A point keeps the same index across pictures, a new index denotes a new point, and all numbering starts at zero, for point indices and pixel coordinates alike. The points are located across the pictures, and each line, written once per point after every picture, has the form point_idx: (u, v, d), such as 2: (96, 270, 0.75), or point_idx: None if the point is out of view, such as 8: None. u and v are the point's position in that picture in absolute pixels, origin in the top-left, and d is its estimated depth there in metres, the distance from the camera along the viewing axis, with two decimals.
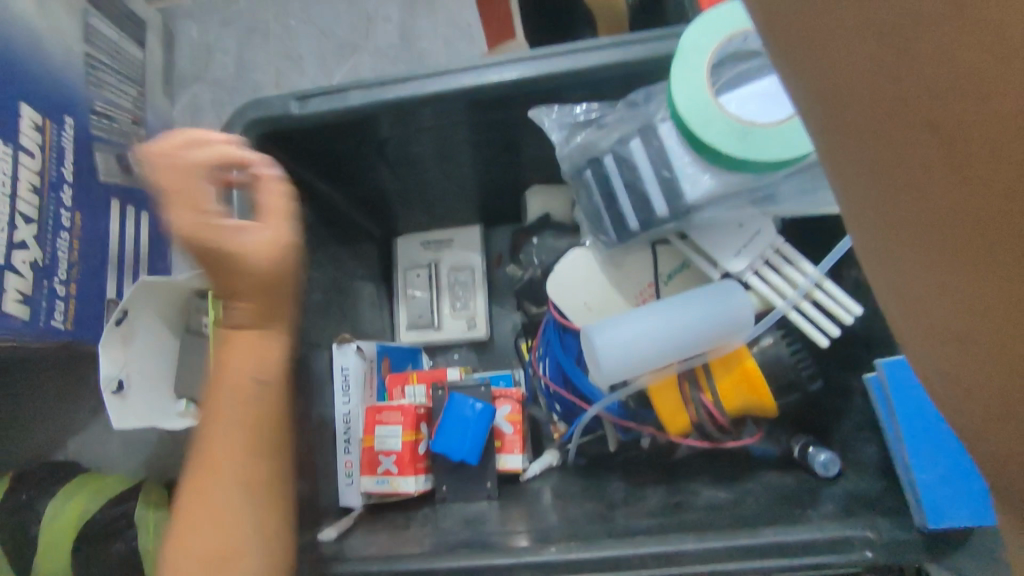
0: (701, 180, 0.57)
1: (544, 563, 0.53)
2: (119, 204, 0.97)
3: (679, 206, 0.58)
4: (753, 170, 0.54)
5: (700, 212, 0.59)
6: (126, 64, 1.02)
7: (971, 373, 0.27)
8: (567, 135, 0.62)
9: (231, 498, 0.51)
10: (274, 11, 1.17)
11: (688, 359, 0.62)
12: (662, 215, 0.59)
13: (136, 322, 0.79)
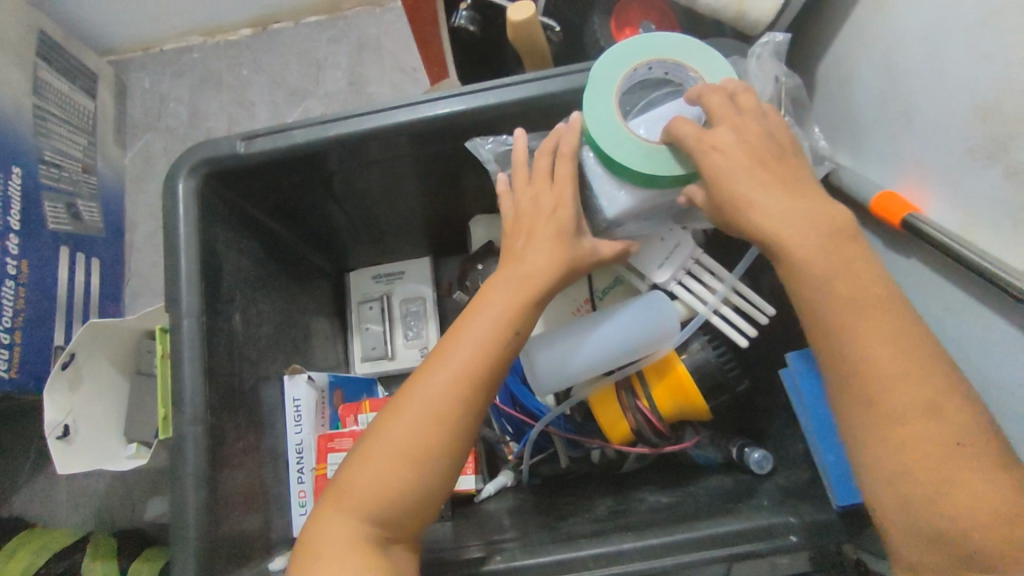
0: (616, 196, 0.58)
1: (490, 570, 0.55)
2: (68, 251, 0.98)
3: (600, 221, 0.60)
4: (664, 184, 0.55)
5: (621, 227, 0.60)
6: (76, 114, 1.04)
7: (926, 449, 0.43)
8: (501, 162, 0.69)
9: (385, 466, 0.50)
10: (225, 60, 1.21)
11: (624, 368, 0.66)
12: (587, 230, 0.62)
13: (83, 365, 0.79)
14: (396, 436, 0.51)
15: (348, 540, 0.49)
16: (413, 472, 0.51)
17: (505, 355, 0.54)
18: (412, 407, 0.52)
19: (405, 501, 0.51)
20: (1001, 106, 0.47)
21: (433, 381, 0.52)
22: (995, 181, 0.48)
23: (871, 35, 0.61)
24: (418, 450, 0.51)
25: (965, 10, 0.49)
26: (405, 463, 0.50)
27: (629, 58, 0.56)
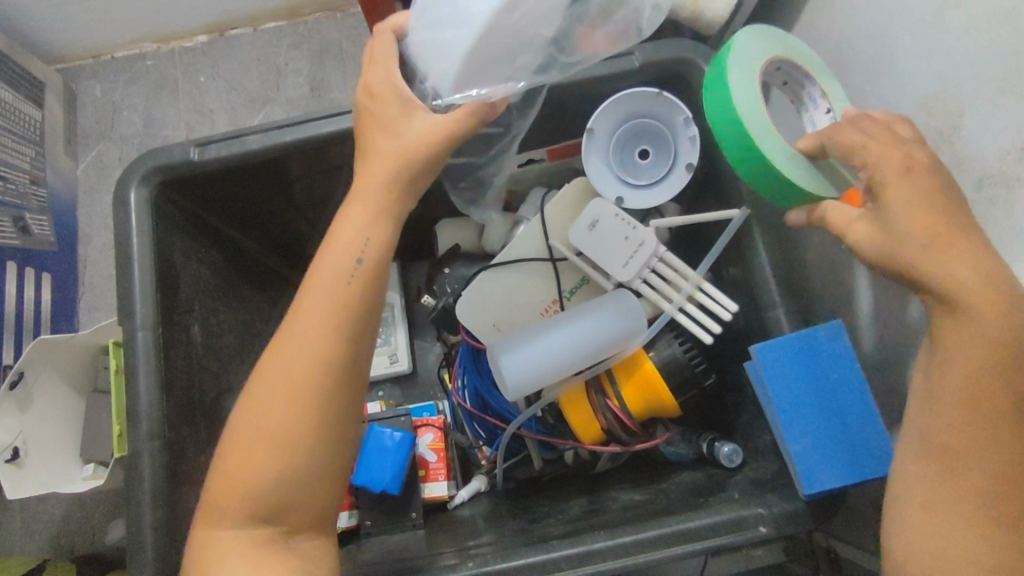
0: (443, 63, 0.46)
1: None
2: (16, 266, 0.94)
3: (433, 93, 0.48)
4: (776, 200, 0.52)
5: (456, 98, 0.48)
6: (22, 124, 1.00)
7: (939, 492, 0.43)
8: None
9: (246, 448, 0.48)
10: (181, 67, 1.18)
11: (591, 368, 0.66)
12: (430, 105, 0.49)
13: (32, 386, 0.76)
14: (253, 424, 0.48)
15: (233, 536, 0.47)
16: (278, 453, 0.47)
17: (352, 300, 0.48)
18: (262, 390, 0.48)
19: (269, 480, 0.47)
20: (946, 100, 0.48)
21: (282, 349, 0.48)
22: None
23: (822, 34, 0.62)
24: (278, 433, 0.47)
25: (908, 7, 0.51)
26: (269, 452, 0.47)
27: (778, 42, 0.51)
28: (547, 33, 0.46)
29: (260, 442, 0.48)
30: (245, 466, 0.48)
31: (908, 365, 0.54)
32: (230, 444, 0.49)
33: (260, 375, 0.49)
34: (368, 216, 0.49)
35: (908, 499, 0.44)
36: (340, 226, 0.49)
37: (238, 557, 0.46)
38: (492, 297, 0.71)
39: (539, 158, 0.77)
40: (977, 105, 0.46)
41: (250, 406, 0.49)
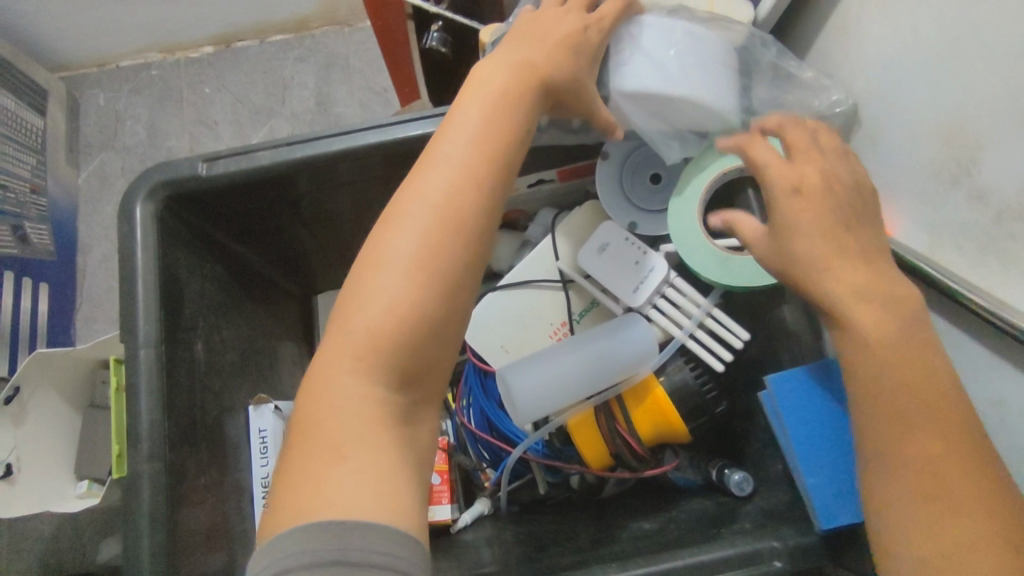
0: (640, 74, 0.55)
1: None
2: (12, 276, 0.92)
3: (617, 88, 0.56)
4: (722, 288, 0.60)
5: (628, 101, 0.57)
6: (23, 132, 0.99)
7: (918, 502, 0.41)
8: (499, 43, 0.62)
9: (389, 281, 0.42)
10: (187, 78, 1.17)
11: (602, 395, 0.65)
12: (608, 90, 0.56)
13: (28, 401, 0.74)
14: (392, 272, 0.42)
15: (355, 405, 0.40)
16: (422, 305, 0.42)
17: (507, 146, 0.46)
18: (407, 234, 0.43)
19: (413, 327, 0.42)
20: (963, 131, 0.48)
21: (434, 184, 0.44)
22: (959, 203, 0.49)
23: (836, 61, 0.62)
24: (427, 284, 0.42)
25: (924, 37, 0.51)
26: (413, 291, 0.42)
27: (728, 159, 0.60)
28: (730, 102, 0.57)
29: (404, 278, 0.42)
30: (380, 309, 0.41)
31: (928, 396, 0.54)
32: (356, 283, 0.42)
33: (397, 210, 0.44)
34: (527, 81, 0.49)
35: (901, 530, 0.41)
36: (479, 86, 0.48)
37: (352, 421, 0.40)
38: (501, 319, 0.70)
39: (548, 178, 0.74)
40: (994, 137, 0.45)
41: (390, 239, 0.43)
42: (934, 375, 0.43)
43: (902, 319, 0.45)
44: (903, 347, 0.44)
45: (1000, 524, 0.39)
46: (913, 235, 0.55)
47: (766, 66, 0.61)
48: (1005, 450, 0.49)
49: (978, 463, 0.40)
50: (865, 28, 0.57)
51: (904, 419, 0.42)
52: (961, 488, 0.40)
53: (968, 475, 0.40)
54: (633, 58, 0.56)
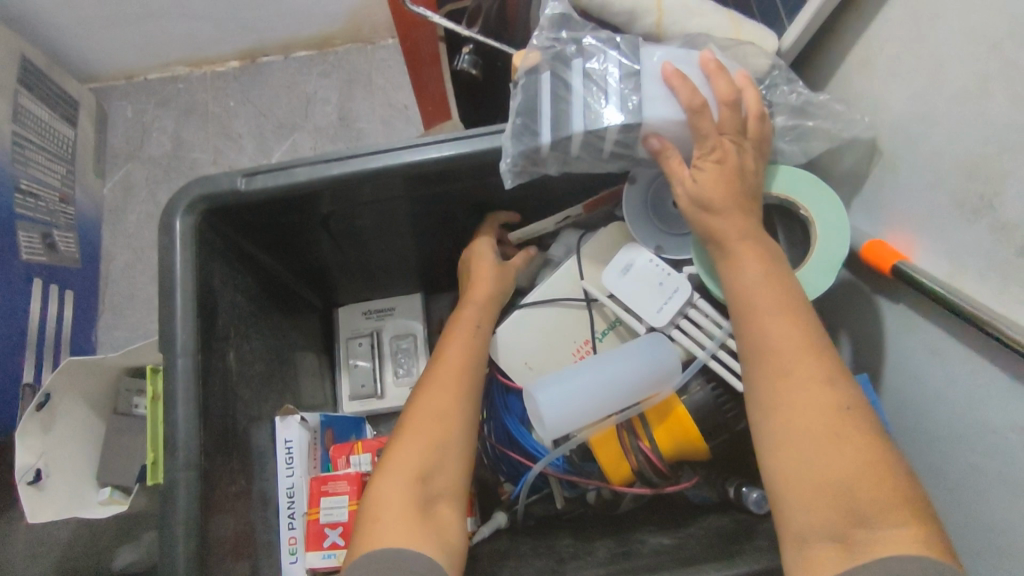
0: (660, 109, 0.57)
1: None
2: (41, 283, 0.94)
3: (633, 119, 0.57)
4: None
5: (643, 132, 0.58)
6: (55, 142, 1.01)
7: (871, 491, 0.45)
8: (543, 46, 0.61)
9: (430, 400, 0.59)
10: (212, 92, 1.19)
11: (625, 412, 0.66)
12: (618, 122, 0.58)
13: (57, 407, 0.75)
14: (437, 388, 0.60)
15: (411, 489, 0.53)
16: (454, 413, 0.58)
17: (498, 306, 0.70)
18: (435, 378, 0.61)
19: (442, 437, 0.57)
20: (987, 165, 0.50)
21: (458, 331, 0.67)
22: (981, 234, 0.51)
23: (858, 92, 0.64)
24: (465, 396, 0.60)
25: (949, 74, 0.53)
26: (442, 411, 0.58)
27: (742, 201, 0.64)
28: None
29: (439, 400, 0.59)
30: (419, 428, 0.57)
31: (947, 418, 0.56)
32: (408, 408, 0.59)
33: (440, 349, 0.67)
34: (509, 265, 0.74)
35: (792, 505, 0.46)
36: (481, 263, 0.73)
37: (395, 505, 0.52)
38: (526, 336, 0.72)
39: (575, 214, 0.76)
40: (1018, 173, 0.47)
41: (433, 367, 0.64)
42: (807, 359, 0.49)
43: (792, 319, 0.51)
44: (785, 335, 0.50)
45: (888, 479, 0.44)
46: (935, 263, 0.56)
47: (791, 96, 0.63)
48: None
49: (851, 425, 0.46)
50: (888, 62, 0.59)
51: (784, 397, 0.48)
52: (842, 449, 0.46)
53: (853, 440, 0.46)
54: (653, 91, 0.57)
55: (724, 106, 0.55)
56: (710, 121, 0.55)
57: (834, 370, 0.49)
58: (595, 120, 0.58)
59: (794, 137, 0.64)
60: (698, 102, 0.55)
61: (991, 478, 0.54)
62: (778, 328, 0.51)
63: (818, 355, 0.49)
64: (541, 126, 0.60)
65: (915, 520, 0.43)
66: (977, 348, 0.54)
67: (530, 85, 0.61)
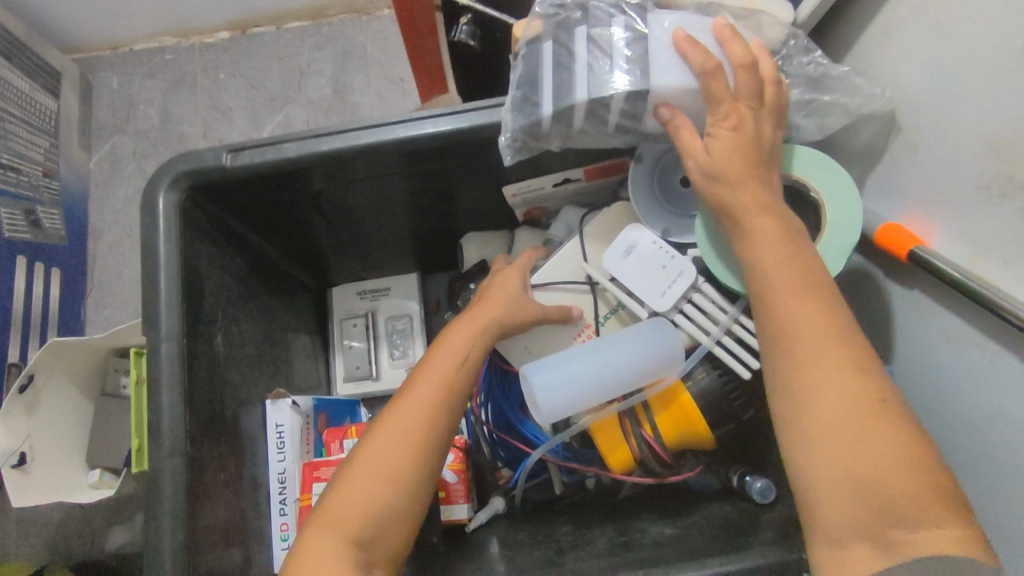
0: (670, 77, 0.53)
1: None
2: (25, 261, 0.91)
3: (642, 89, 0.54)
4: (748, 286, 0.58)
5: (654, 103, 0.54)
6: (37, 115, 0.98)
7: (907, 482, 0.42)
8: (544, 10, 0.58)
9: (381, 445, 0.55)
10: (202, 63, 1.15)
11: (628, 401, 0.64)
12: (623, 94, 0.54)
13: (42, 389, 0.73)
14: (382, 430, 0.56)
15: (373, 483, 0.54)
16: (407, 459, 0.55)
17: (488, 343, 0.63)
18: (431, 370, 0.59)
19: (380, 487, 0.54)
20: (1013, 144, 0.47)
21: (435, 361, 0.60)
22: (1005, 218, 0.49)
23: (877, 65, 0.61)
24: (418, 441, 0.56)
25: (977, 46, 0.50)
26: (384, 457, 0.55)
27: None
28: None
29: (392, 444, 0.55)
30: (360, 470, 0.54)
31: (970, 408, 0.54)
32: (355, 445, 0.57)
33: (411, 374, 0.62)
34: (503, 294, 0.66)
35: (824, 506, 0.44)
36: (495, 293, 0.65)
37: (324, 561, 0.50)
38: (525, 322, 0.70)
39: (575, 178, 0.73)
40: None
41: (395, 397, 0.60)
42: (832, 344, 0.46)
43: (812, 303, 0.48)
44: (805, 321, 0.47)
45: (924, 474, 0.42)
46: (954, 248, 0.54)
47: (807, 70, 0.60)
48: None
49: (881, 418, 0.44)
50: (912, 34, 0.56)
51: (810, 385, 0.46)
52: (874, 441, 0.43)
53: (886, 434, 0.43)
54: (664, 56, 0.54)
55: (739, 70, 0.52)
56: (724, 85, 0.52)
57: (862, 356, 0.46)
58: (600, 86, 0.55)
59: (809, 113, 0.60)
60: (711, 65, 0.52)
61: (1004, 471, 0.52)
62: (801, 312, 0.48)
63: (843, 340, 0.47)
64: (542, 97, 0.57)
65: (954, 516, 0.41)
66: (995, 336, 0.51)
67: (532, 54, 0.58)
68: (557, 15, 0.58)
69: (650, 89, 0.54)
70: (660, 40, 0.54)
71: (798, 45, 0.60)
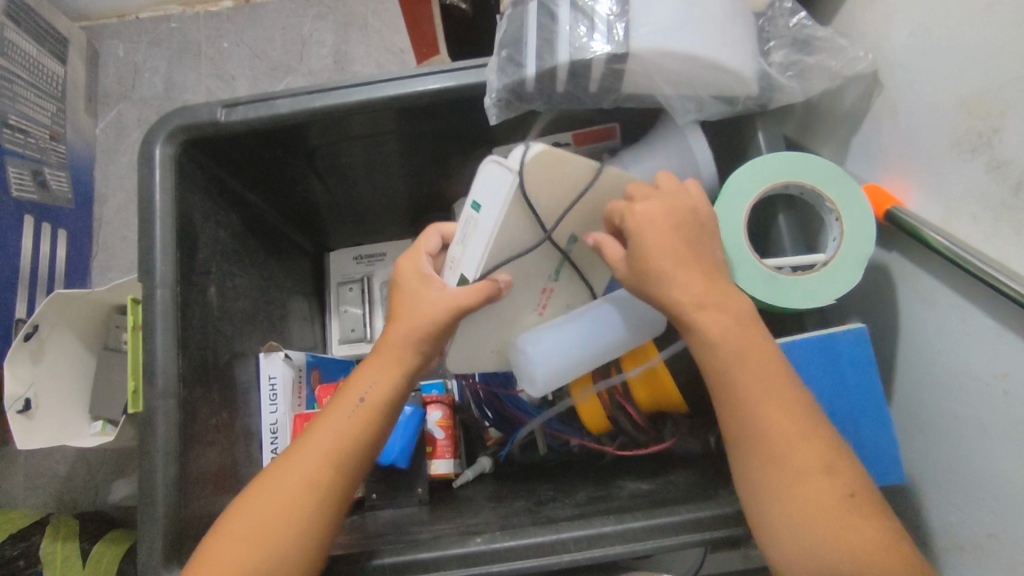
0: (650, 35, 0.54)
1: (463, 552, 0.55)
2: (32, 221, 0.94)
3: (622, 45, 0.54)
4: (776, 296, 0.57)
5: (635, 60, 0.55)
6: (45, 79, 1.00)
7: (830, 486, 0.47)
8: None
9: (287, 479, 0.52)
10: (205, 32, 1.17)
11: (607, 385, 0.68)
12: (603, 52, 0.55)
13: (46, 340, 0.76)
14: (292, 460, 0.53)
15: (275, 516, 0.51)
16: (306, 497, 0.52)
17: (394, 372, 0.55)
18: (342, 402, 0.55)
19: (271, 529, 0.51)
20: (988, 99, 0.47)
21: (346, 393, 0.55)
22: (977, 174, 0.49)
23: (861, 27, 0.61)
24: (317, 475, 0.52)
25: (956, 3, 0.50)
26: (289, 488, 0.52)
27: (763, 176, 0.58)
28: (746, 71, 0.56)
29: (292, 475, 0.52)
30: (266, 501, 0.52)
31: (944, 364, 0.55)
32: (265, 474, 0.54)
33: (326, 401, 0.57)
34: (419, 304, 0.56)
35: (765, 508, 0.47)
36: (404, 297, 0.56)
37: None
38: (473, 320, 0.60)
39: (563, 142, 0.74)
40: (1019, 106, 0.45)
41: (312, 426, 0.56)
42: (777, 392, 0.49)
43: (757, 365, 0.49)
44: (756, 360, 0.49)
45: (836, 474, 0.47)
46: (928, 207, 0.55)
47: (791, 31, 0.60)
48: (1004, 420, 0.49)
49: (810, 422, 0.48)
50: None
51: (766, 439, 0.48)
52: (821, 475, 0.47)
53: (809, 439, 0.48)
54: (644, 13, 0.54)
55: None
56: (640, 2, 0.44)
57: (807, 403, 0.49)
58: (581, 49, 0.56)
59: (794, 72, 0.60)
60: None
61: (968, 426, 0.53)
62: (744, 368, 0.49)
63: (789, 387, 0.49)
64: (526, 57, 0.58)
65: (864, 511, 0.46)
66: (966, 292, 0.52)
67: (517, 12, 0.59)
68: None
69: (630, 45, 0.54)
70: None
71: (783, 6, 0.61)
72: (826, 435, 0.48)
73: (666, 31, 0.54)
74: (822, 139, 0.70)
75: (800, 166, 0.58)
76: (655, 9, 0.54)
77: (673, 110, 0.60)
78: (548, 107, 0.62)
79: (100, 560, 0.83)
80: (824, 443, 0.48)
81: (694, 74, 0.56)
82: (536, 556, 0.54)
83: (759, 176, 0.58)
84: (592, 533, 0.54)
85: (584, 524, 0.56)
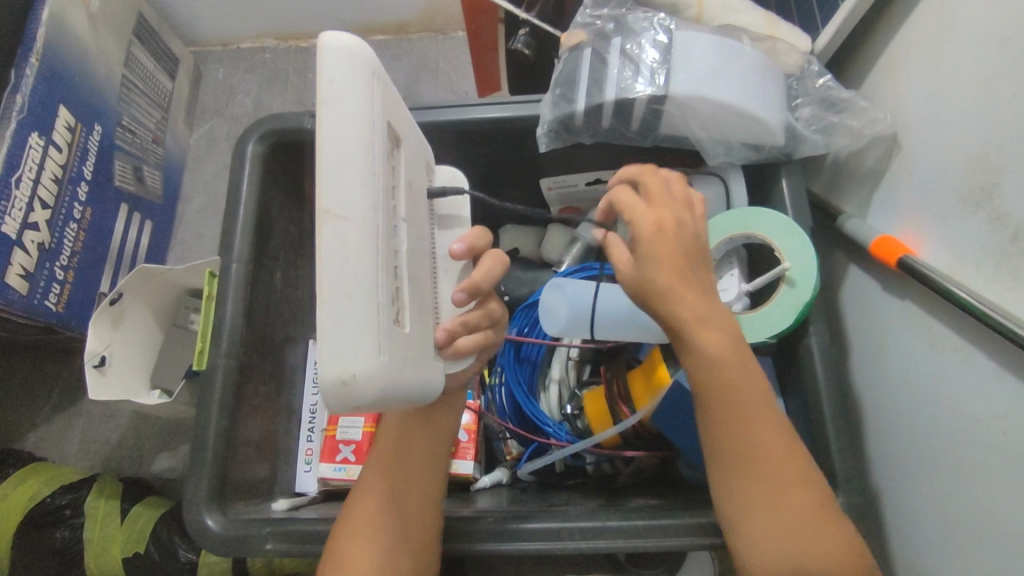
0: (687, 82, 0.62)
1: (473, 528, 0.60)
2: (126, 208, 1.06)
3: (661, 89, 0.62)
4: None
5: (674, 100, 0.62)
6: (155, 91, 1.15)
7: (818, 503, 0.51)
8: (588, 22, 0.68)
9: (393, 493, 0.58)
10: (295, 63, 1.31)
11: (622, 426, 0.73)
12: (643, 94, 0.63)
13: (127, 307, 0.85)
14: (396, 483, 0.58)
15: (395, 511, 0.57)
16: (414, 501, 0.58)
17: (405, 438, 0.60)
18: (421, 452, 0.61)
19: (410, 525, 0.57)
20: (990, 158, 0.53)
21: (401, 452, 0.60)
22: (979, 224, 0.54)
23: (883, 94, 0.67)
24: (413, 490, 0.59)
25: (965, 74, 0.56)
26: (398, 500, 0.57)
27: (723, 228, 0.69)
28: (773, 119, 0.63)
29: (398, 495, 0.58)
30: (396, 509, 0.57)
31: (955, 405, 0.57)
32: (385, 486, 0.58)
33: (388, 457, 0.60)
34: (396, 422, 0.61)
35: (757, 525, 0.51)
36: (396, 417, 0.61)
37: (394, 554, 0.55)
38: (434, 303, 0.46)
39: (605, 180, 0.81)
40: (1017, 164, 0.50)
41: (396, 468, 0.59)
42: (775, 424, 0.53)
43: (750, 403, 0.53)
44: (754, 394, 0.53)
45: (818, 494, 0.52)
46: (938, 255, 0.58)
47: (816, 94, 0.67)
48: (1001, 459, 0.52)
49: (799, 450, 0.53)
50: (915, 63, 0.62)
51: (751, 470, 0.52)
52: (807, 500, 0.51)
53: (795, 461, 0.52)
54: (683, 63, 0.62)
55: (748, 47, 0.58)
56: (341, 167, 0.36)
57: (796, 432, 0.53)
58: (625, 89, 0.64)
59: (819, 127, 0.67)
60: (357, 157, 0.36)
61: (970, 466, 0.55)
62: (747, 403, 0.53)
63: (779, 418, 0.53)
64: (576, 95, 0.66)
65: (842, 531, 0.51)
66: (969, 336, 0.56)
67: (572, 59, 0.68)
68: (602, 26, 0.67)
69: (668, 89, 0.62)
70: (683, 50, 0.63)
71: (810, 68, 0.68)
72: (809, 459, 0.53)
73: (702, 80, 0.61)
74: (841, 194, 0.75)
75: (759, 222, 0.66)
76: (693, 59, 0.62)
77: (704, 150, 0.68)
78: (593, 139, 0.69)
79: (136, 521, 0.89)
80: (805, 466, 0.53)
81: (726, 117, 0.63)
82: (528, 541, 0.59)
83: (721, 229, 0.69)
84: (579, 525, 0.59)
85: (574, 517, 0.60)
